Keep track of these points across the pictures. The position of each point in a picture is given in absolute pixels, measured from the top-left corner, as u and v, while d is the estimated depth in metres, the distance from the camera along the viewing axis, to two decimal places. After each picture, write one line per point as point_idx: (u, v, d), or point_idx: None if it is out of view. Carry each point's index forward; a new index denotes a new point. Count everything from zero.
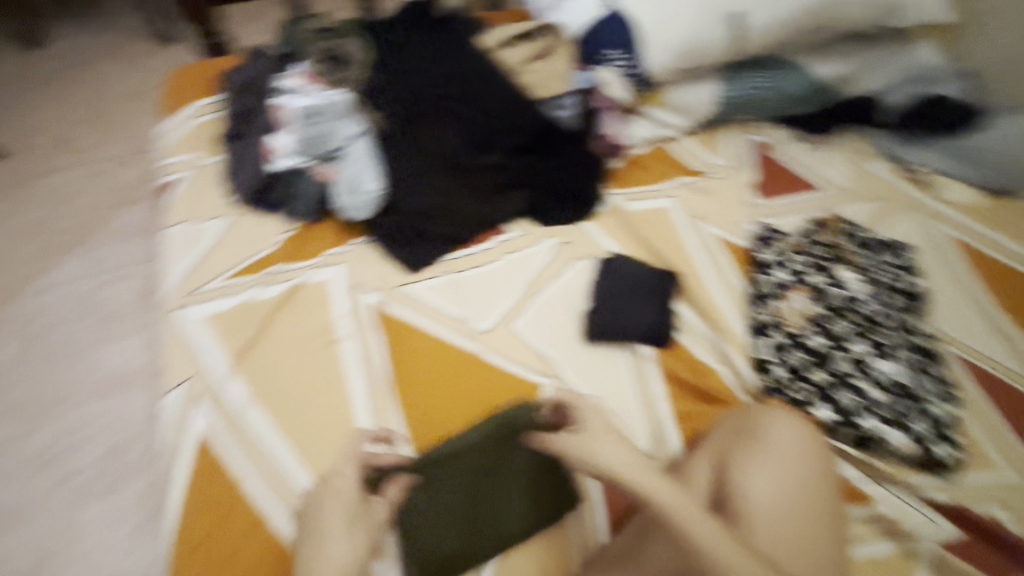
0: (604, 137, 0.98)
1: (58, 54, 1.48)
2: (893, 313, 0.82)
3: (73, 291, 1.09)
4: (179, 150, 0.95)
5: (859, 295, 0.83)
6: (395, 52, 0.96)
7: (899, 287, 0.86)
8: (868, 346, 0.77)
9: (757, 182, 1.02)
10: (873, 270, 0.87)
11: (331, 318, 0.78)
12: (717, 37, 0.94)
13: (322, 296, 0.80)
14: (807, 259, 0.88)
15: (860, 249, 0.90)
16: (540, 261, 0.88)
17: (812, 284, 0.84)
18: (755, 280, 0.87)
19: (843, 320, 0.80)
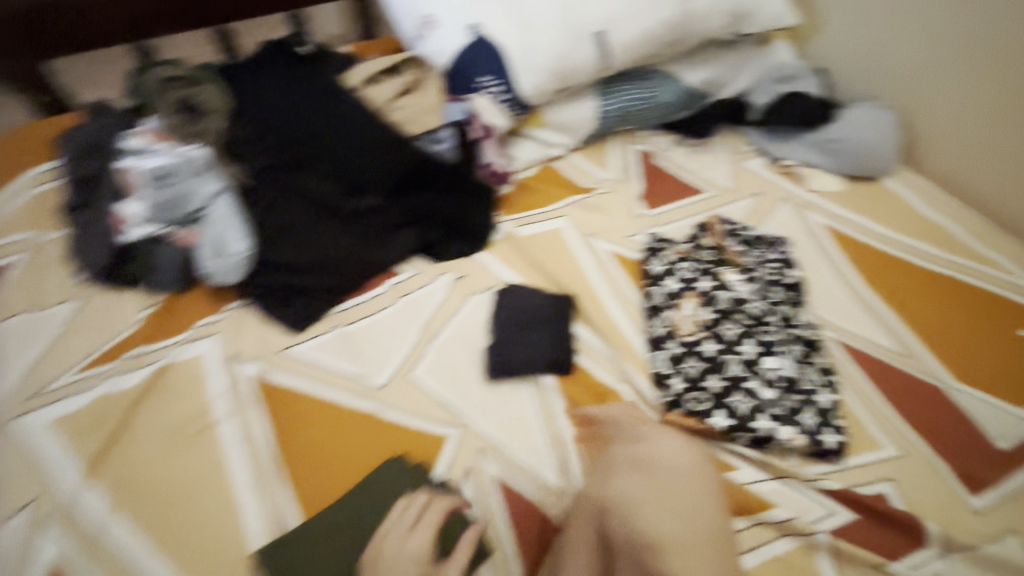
0: (486, 166, 0.96)
1: None
2: (776, 309, 0.85)
3: None
4: (13, 229, 0.84)
5: (745, 295, 0.86)
6: (257, 96, 0.89)
7: (780, 282, 0.90)
8: (755, 345, 0.80)
9: (643, 193, 1.05)
10: (755, 268, 0.91)
11: (207, 399, 0.72)
12: (584, 55, 0.95)
13: (195, 375, 0.74)
14: (694, 266, 0.90)
15: (742, 249, 0.93)
16: (435, 301, 0.85)
17: (702, 290, 0.87)
18: (648, 293, 0.88)
19: (731, 322, 0.83)
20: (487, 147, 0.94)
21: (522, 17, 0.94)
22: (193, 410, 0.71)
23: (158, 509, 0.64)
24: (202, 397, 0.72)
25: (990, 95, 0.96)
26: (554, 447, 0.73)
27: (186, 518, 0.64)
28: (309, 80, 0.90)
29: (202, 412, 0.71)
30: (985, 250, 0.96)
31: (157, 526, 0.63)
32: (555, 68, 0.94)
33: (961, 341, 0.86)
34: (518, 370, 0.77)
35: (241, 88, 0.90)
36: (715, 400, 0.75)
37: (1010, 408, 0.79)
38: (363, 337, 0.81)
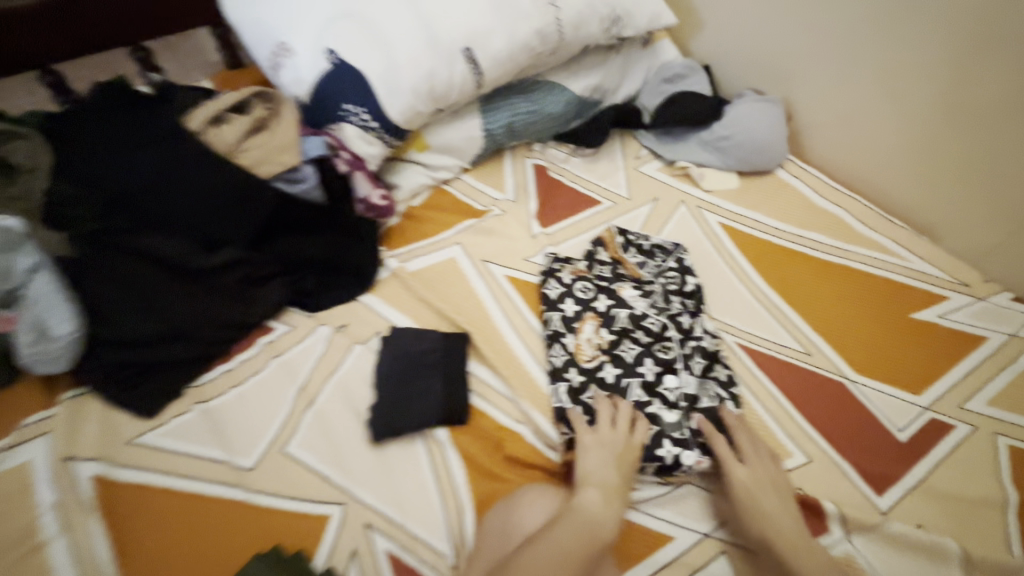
0: (362, 201, 0.88)
1: None
2: (675, 320, 0.83)
3: None
4: None
5: (643, 311, 0.82)
6: (82, 148, 0.78)
7: (678, 291, 0.87)
8: (655, 364, 0.77)
9: (539, 211, 1.00)
10: (653, 280, 0.88)
11: (33, 514, 0.61)
12: (454, 74, 0.89)
13: (20, 487, 0.63)
14: (590, 285, 0.86)
15: (639, 261, 0.91)
16: (314, 355, 0.78)
17: (603, 310, 0.82)
18: (546, 319, 0.83)
19: (630, 342, 0.79)
20: (359, 180, 0.87)
21: (383, 37, 0.87)
22: (15, 533, 0.60)
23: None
24: (27, 513, 0.61)
25: (864, 82, 0.98)
26: (449, 509, 0.66)
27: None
28: (143, 123, 0.80)
29: (26, 534, 0.60)
30: (874, 235, 0.97)
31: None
32: (424, 90, 0.88)
33: (858, 331, 0.86)
34: (404, 426, 0.71)
35: (62, 137, 0.79)
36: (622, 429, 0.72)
37: (909, 397, 0.79)
38: (233, 413, 0.72)
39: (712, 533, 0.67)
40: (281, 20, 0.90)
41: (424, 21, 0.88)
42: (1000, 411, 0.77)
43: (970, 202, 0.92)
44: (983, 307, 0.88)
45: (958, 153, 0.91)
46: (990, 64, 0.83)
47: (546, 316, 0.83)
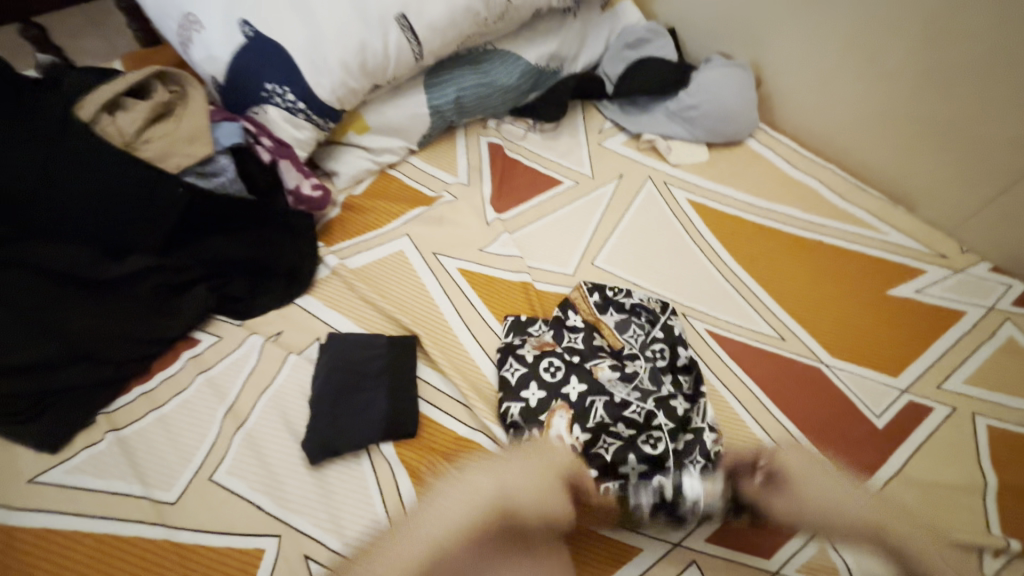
0: (291, 193, 0.79)
1: None
2: (668, 406, 0.67)
3: None
4: None
5: (624, 398, 0.67)
6: None
7: (667, 364, 0.73)
8: (641, 461, 0.63)
9: (494, 195, 0.92)
10: (634, 350, 0.73)
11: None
12: (389, 46, 0.80)
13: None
14: (559, 362, 0.71)
15: (618, 326, 0.76)
16: (244, 369, 0.70)
17: (579, 404, 0.67)
18: (506, 414, 0.67)
19: (610, 440, 0.65)
20: (286, 169, 0.78)
21: (304, 4, 0.77)
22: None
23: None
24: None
25: (837, 43, 0.91)
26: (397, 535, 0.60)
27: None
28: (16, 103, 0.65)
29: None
30: (849, 207, 0.92)
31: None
32: (355, 65, 0.78)
33: (834, 313, 0.81)
34: (346, 444, 0.64)
35: None
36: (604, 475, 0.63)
37: (886, 380, 0.75)
38: (152, 442, 0.64)
39: (683, 535, 0.62)
40: None
41: None
42: (979, 390, 0.74)
43: (948, 169, 0.87)
44: (961, 280, 0.84)
45: (936, 117, 0.85)
46: (969, 17, 0.77)
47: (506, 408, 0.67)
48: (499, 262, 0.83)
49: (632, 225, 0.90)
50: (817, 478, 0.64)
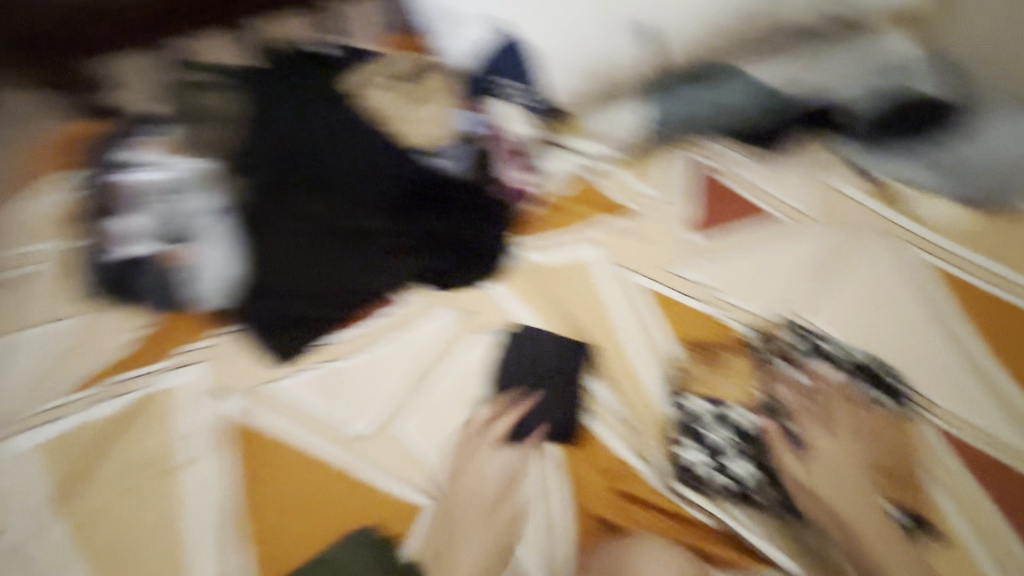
0: (498, 180, 0.85)
1: None
2: (823, 370, 0.71)
3: None
4: (15, 238, 0.78)
5: (781, 357, 0.72)
6: (266, 103, 0.86)
7: (836, 362, 0.71)
8: (798, 375, 0.70)
9: (698, 216, 0.84)
10: (800, 355, 0.72)
11: (182, 431, 0.68)
12: (628, 54, 0.91)
13: (168, 409, 0.69)
14: (717, 353, 0.72)
15: (789, 334, 0.73)
16: (432, 338, 0.75)
17: (762, 360, 0.72)
18: (685, 392, 0.70)
19: (769, 381, 0.70)
20: (501, 160, 0.86)
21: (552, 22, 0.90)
22: (161, 455, 0.66)
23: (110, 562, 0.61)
24: (177, 430, 0.68)
25: None
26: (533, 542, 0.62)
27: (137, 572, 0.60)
28: (327, 90, 0.88)
29: (167, 459, 0.66)
30: None
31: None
32: (597, 70, 0.89)
33: None
34: (515, 427, 0.68)
35: (257, 93, 0.88)
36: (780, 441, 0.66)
37: None
38: (352, 382, 0.73)
39: None
40: None
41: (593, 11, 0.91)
42: None
43: None
44: None
45: None
46: None
47: (693, 393, 0.70)
48: (693, 292, 0.77)
49: (860, 284, 0.76)
50: (843, 472, 0.64)
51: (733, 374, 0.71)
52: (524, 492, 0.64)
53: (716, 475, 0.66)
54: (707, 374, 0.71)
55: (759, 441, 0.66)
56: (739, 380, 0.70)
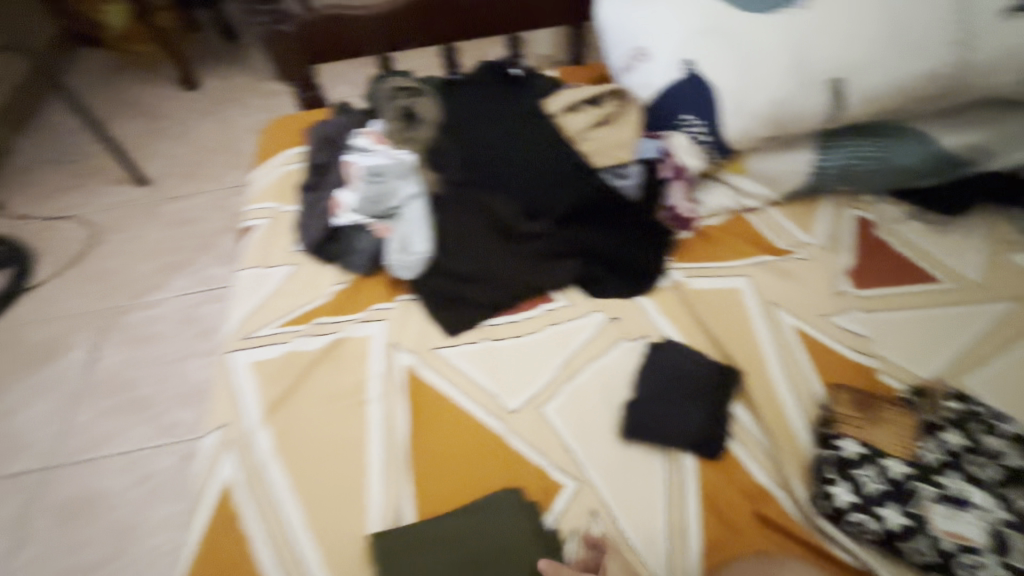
0: (669, 209, 0.90)
1: (240, 128, 2.03)
2: (993, 443, 0.67)
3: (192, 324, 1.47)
4: (265, 200, 1.03)
5: (943, 421, 0.70)
6: (459, 110, 0.97)
7: (1010, 438, 0.67)
8: (962, 440, 0.68)
9: (854, 267, 0.89)
10: (966, 422, 0.69)
11: (369, 373, 0.80)
12: (810, 103, 0.84)
13: (359, 352, 0.82)
14: (871, 402, 0.72)
15: (953, 401, 0.72)
16: (584, 336, 0.84)
17: (920, 417, 0.70)
18: (838, 432, 0.70)
19: (929, 440, 0.68)
20: (674, 190, 0.89)
21: (747, 52, 0.85)
22: (350, 390, 0.78)
23: (306, 468, 0.72)
24: (365, 371, 0.80)
25: None
26: (669, 536, 0.67)
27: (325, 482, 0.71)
28: (512, 103, 0.95)
29: (356, 394, 0.78)
30: None
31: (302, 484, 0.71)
32: (770, 114, 0.85)
33: None
34: (659, 431, 0.72)
35: (454, 102, 0.99)
36: (938, 502, 0.63)
37: None
38: (509, 360, 0.82)
39: None
40: (649, 23, 0.93)
41: (797, 39, 0.83)
42: None
43: None
44: None
45: None
46: None
47: (846, 434, 0.69)
48: (842, 336, 0.81)
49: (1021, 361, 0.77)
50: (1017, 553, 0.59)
51: (890, 429, 0.69)
52: (652, 485, 0.70)
53: (867, 520, 0.63)
54: (862, 419, 0.70)
55: (919, 496, 0.63)
56: (893, 433, 0.69)
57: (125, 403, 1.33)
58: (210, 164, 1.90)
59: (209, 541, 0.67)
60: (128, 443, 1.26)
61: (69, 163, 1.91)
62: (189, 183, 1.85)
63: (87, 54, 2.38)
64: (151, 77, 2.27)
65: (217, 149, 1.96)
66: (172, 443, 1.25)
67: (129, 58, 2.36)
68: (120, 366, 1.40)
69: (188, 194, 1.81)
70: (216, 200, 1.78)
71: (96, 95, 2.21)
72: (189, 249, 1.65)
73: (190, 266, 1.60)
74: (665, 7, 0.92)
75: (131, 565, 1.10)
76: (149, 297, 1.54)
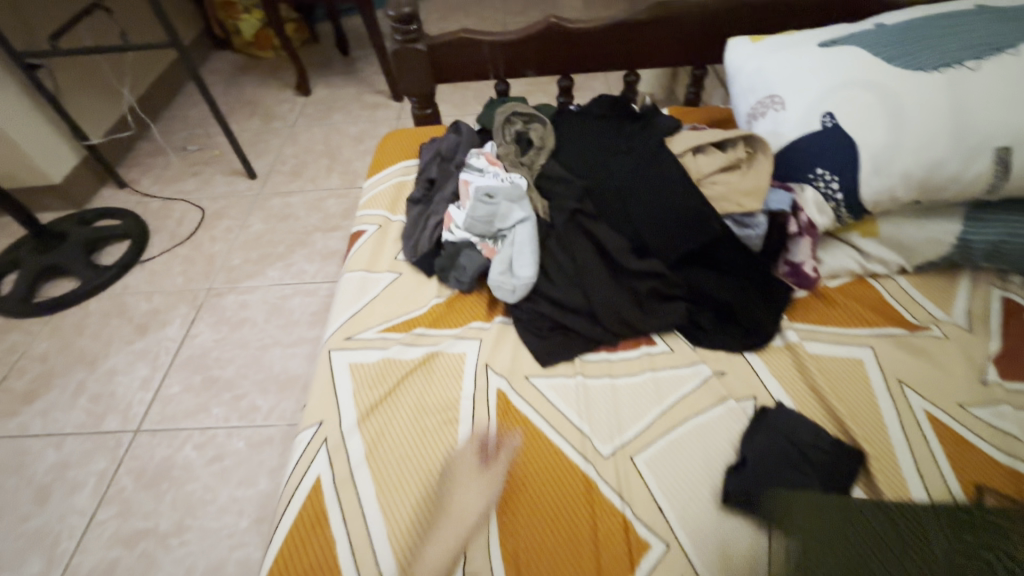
0: (790, 266, 0.85)
1: (344, 135, 2.16)
2: None
3: (279, 314, 1.54)
4: (375, 207, 1.07)
5: None
6: (577, 143, 0.99)
7: None
8: None
9: (1002, 353, 0.79)
10: None
11: (487, 504, 0.68)
12: (967, 170, 0.77)
13: (481, 468, 0.70)
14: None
15: None
16: (686, 387, 0.79)
17: None
18: None
19: None
20: (801, 245, 0.83)
21: (897, 111, 0.80)
22: (463, 526, 0.66)
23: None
24: (482, 499, 0.68)
25: None
26: None
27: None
28: (632, 140, 0.95)
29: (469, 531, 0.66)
30: None
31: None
32: (919, 177, 0.78)
33: None
34: (768, 507, 0.65)
35: (573, 134, 1.01)
36: None
37: None
38: (604, 401, 0.79)
39: None
40: (786, 74, 0.91)
41: (957, 102, 0.77)
42: None
43: None
44: None
45: None
46: None
47: None
48: (983, 431, 0.72)
49: None
50: None
51: None
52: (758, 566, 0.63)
53: None
54: None
55: None
56: None
57: (210, 381, 1.39)
58: (313, 166, 2.02)
59: (294, 538, 0.67)
60: (206, 420, 1.32)
61: (192, 152, 2.09)
62: (293, 181, 1.97)
63: (221, 56, 2.63)
64: (271, 82, 2.47)
65: (321, 152, 2.08)
66: (246, 427, 1.30)
67: (256, 63, 2.58)
68: (210, 345, 1.48)
69: (290, 192, 1.93)
70: (315, 200, 1.89)
71: (223, 93, 2.42)
72: (285, 243, 1.74)
73: (283, 260, 1.69)
74: (805, 60, 0.90)
75: (192, 541, 1.13)
76: (244, 283, 1.63)
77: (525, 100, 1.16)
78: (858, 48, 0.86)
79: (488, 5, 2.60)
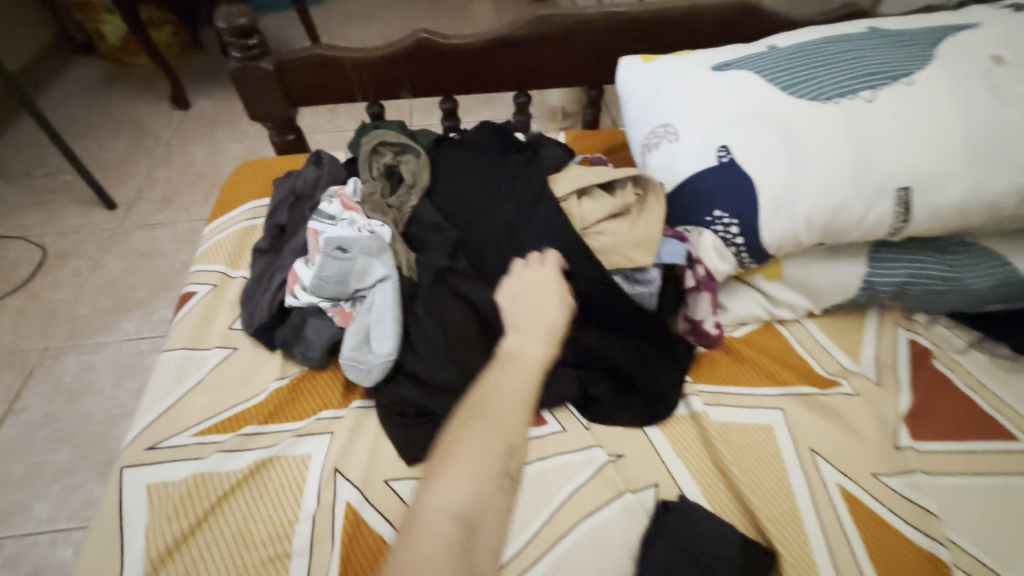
0: (691, 322, 0.75)
1: (227, 154, 1.90)
2: None
3: (135, 375, 1.29)
4: (212, 261, 0.88)
5: None
6: (452, 179, 0.84)
7: None
8: None
9: (910, 411, 0.73)
10: None
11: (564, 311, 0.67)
12: (869, 210, 0.70)
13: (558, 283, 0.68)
14: None
15: None
16: (577, 478, 0.66)
17: None
18: None
19: None
20: (701, 301, 0.73)
21: (794, 145, 0.71)
22: (543, 344, 0.64)
23: (480, 426, 0.56)
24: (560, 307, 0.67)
25: None
26: None
27: (505, 431, 0.57)
28: (513, 176, 0.82)
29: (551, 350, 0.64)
30: None
31: (478, 422, 0.57)
32: (821, 221, 0.70)
33: None
34: None
35: (448, 168, 0.86)
36: None
37: None
38: None
39: None
40: (678, 100, 0.81)
41: (855, 138, 0.69)
42: None
43: None
44: None
45: None
46: None
47: None
48: (901, 508, 0.64)
49: None
50: None
51: None
52: None
53: None
54: None
55: None
56: None
57: (37, 468, 1.13)
58: (188, 192, 1.76)
59: None
60: (25, 523, 1.05)
61: (35, 179, 1.77)
62: (161, 210, 1.70)
63: (81, 65, 2.27)
64: (143, 93, 2.16)
65: (198, 175, 1.82)
66: (79, 530, 1.05)
67: (125, 71, 2.26)
68: (41, 421, 1.21)
69: (158, 223, 1.66)
70: (187, 232, 1.63)
71: (82, 107, 2.08)
72: (147, 286, 1.48)
73: (143, 307, 1.43)
74: (697, 86, 0.80)
75: None
76: (90, 339, 1.36)
77: (399, 122, 0.99)
78: (754, 73, 0.78)
79: (393, 10, 2.42)
